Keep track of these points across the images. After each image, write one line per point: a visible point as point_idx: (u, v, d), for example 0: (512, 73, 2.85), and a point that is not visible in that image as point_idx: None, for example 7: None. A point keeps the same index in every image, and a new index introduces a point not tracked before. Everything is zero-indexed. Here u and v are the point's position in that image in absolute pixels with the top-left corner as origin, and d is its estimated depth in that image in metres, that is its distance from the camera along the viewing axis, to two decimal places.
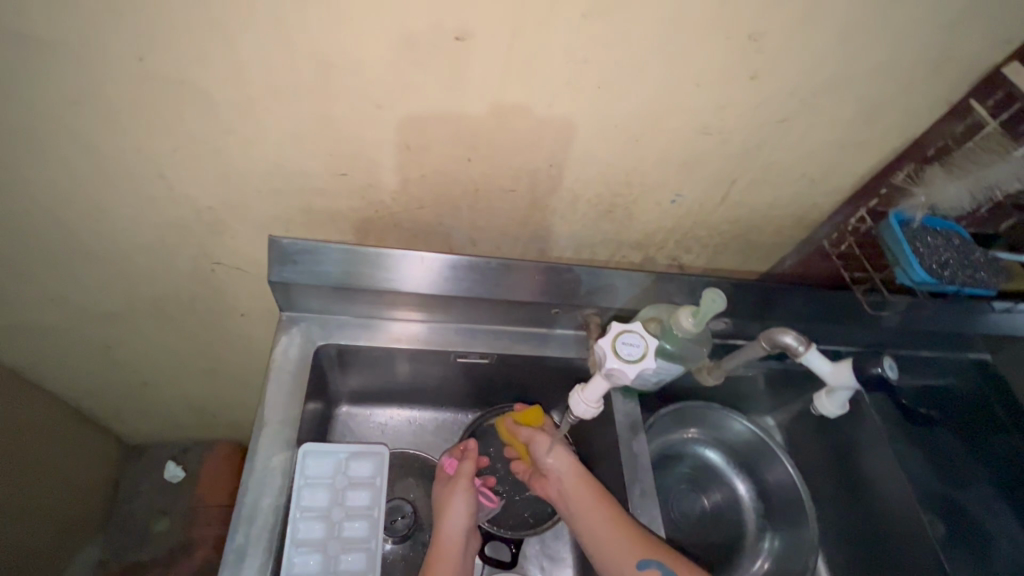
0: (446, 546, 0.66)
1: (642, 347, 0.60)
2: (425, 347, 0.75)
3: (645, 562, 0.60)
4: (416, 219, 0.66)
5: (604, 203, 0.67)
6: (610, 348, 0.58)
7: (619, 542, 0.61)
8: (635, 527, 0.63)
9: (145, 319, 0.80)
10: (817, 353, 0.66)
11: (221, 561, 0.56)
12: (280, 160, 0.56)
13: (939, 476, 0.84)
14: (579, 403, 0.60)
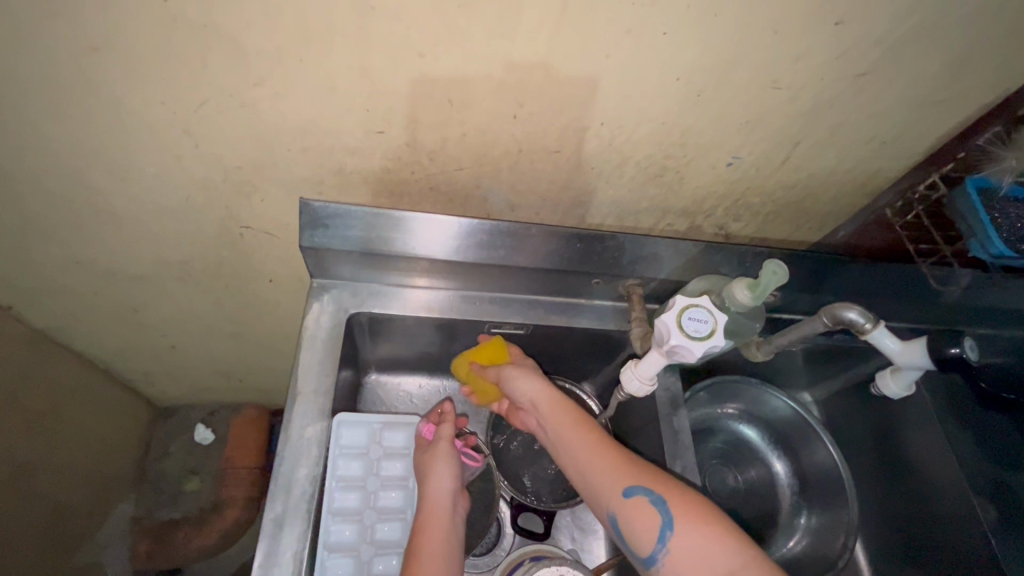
0: (432, 510, 0.62)
1: (708, 323, 0.56)
2: (459, 317, 0.73)
3: (629, 488, 0.53)
4: (453, 182, 0.62)
5: (654, 165, 0.63)
6: (674, 323, 0.55)
7: (601, 469, 0.55)
8: (619, 451, 0.56)
9: (172, 282, 0.78)
10: (885, 331, 0.61)
11: (260, 529, 0.55)
12: (312, 115, 0.52)
13: (991, 459, 0.79)
14: (633, 380, 0.60)
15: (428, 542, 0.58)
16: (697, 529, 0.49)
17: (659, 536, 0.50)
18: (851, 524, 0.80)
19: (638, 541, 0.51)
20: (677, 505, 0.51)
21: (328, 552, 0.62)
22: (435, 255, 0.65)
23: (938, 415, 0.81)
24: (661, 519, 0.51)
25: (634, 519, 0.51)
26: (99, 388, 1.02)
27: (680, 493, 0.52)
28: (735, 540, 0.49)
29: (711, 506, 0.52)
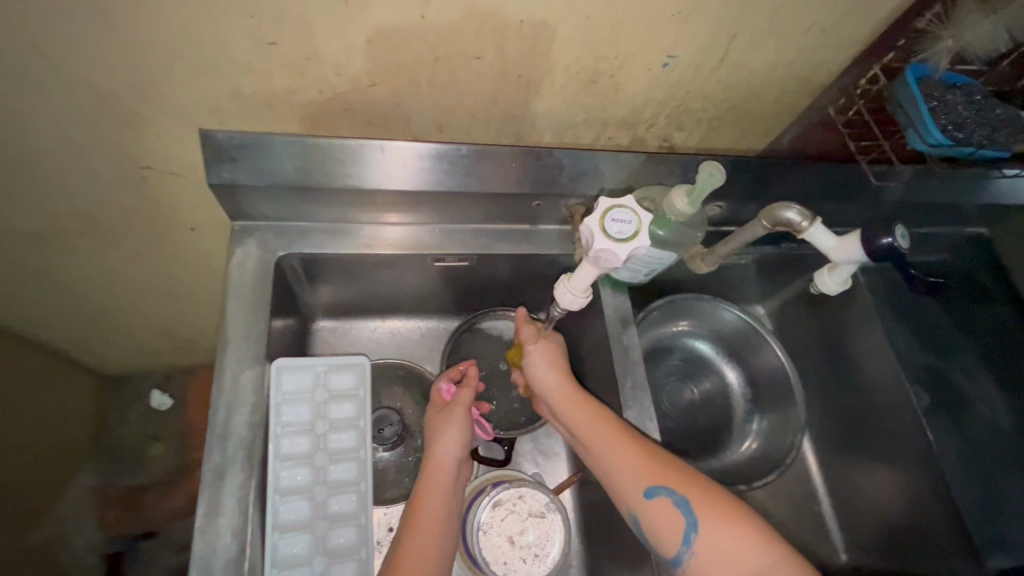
0: (432, 472, 0.61)
1: (634, 224, 0.54)
2: (411, 250, 0.70)
3: (653, 487, 0.54)
4: (369, 101, 0.57)
5: (587, 71, 0.59)
6: (598, 226, 0.53)
7: (625, 463, 0.57)
8: (649, 446, 0.58)
9: (84, 239, 0.72)
10: (823, 227, 0.61)
11: (200, 480, 0.53)
12: (191, 24, 0.46)
13: (926, 349, 0.84)
14: (567, 293, 0.58)
15: (427, 507, 0.58)
16: (722, 530, 0.51)
17: (682, 535, 0.51)
18: (800, 422, 0.83)
19: (657, 536, 0.53)
20: (703, 508, 0.52)
21: (280, 496, 0.61)
22: (373, 186, 0.62)
23: (879, 313, 0.84)
24: (686, 520, 0.52)
25: (655, 516, 0.53)
26: (38, 361, 0.96)
27: (708, 494, 0.53)
28: (757, 539, 0.50)
29: (742, 507, 0.53)
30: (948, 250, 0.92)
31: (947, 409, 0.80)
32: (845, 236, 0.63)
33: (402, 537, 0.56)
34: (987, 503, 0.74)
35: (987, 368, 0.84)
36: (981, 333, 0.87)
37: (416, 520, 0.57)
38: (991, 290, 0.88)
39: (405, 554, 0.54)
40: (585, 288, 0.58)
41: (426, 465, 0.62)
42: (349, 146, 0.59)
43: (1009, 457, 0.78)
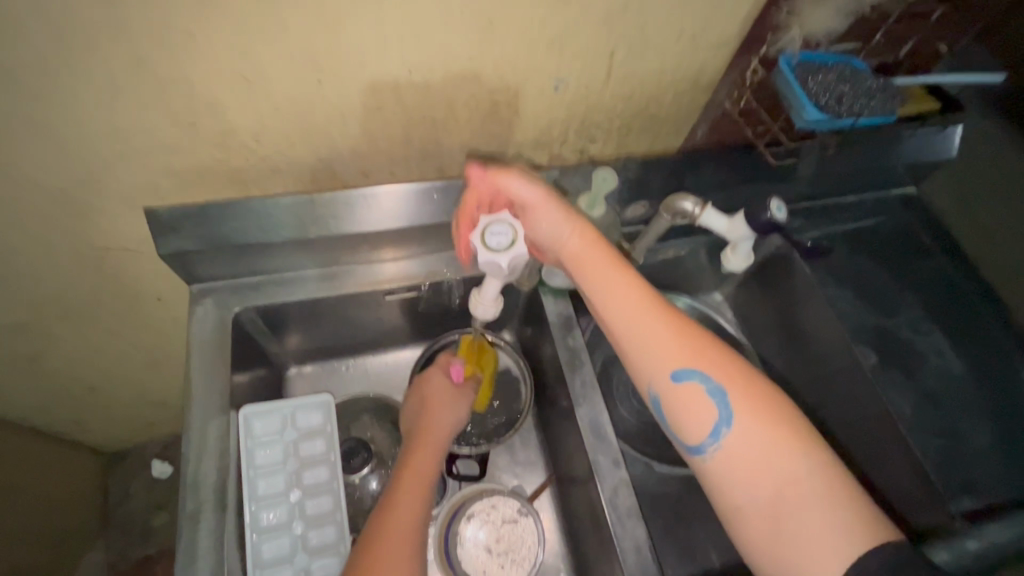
0: (425, 442, 0.69)
1: (510, 234, 0.60)
2: (417, 279, 0.77)
3: (684, 373, 0.56)
4: (292, 159, 0.63)
5: (485, 103, 0.64)
6: (478, 242, 0.60)
7: (648, 314, 0.58)
8: (685, 327, 0.58)
9: (60, 323, 0.77)
10: (712, 211, 0.69)
11: (177, 527, 0.57)
12: (118, 118, 0.53)
13: (870, 310, 0.86)
14: (479, 306, 0.66)
15: (421, 462, 0.66)
16: (758, 427, 0.53)
17: (715, 429, 0.53)
18: None
19: (687, 424, 0.55)
20: (741, 406, 0.54)
21: (260, 535, 0.65)
22: (380, 227, 0.69)
23: (819, 283, 0.87)
24: (718, 415, 0.54)
25: (685, 401, 0.55)
26: (35, 447, 1.00)
27: (738, 374, 0.56)
28: (794, 436, 0.53)
29: (771, 394, 0.56)
30: (884, 214, 0.95)
31: (897, 363, 0.82)
32: (735, 217, 0.72)
33: (399, 485, 0.64)
34: (948, 448, 0.76)
35: (935, 320, 0.86)
36: (926, 285, 0.89)
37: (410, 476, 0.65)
38: (928, 245, 0.93)
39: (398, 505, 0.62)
40: (493, 298, 0.66)
41: (422, 431, 0.70)
42: (339, 199, 0.67)
43: (963, 403, 0.80)
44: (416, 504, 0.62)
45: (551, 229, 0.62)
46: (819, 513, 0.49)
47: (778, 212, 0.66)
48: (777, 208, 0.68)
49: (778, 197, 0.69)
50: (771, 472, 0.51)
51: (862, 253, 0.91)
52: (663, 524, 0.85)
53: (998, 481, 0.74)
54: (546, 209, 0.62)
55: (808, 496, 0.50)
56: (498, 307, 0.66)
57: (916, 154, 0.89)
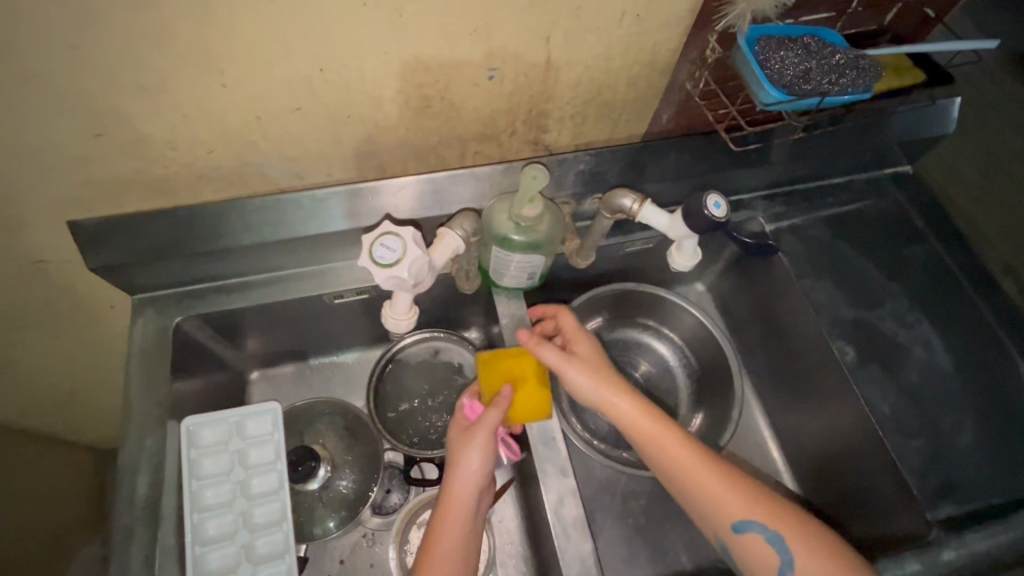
0: (451, 508, 0.62)
1: (392, 254, 0.61)
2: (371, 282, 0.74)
3: (744, 525, 0.59)
4: (215, 164, 0.61)
5: (415, 97, 0.61)
6: (364, 246, 0.62)
7: (704, 471, 0.61)
8: (737, 477, 0.62)
9: (18, 333, 0.77)
10: (651, 207, 0.71)
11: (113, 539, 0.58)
12: (20, 134, 0.51)
13: (851, 301, 0.80)
14: (389, 317, 0.71)
15: (444, 548, 0.60)
16: (824, 562, 0.56)
17: (781, 574, 0.57)
18: (736, 397, 0.81)
19: (758, 568, 0.58)
20: (803, 551, 0.57)
21: (205, 545, 0.64)
22: (318, 232, 0.67)
23: (796, 272, 0.82)
24: (781, 557, 0.58)
25: (752, 551, 0.58)
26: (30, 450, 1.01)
27: (796, 520, 0.59)
28: (854, 566, 0.56)
29: (825, 532, 0.59)
30: (873, 195, 0.88)
31: (878, 358, 0.77)
32: (676, 214, 0.71)
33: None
34: (930, 450, 0.71)
35: (923, 310, 0.80)
36: (915, 271, 0.83)
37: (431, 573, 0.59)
38: (920, 228, 0.86)
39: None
40: (403, 311, 0.70)
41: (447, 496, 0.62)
42: (268, 205, 0.65)
43: (949, 400, 0.74)
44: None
45: (588, 385, 0.64)
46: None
47: (715, 207, 0.66)
48: (715, 204, 0.67)
49: (716, 193, 0.68)
50: None
51: (848, 242, 0.85)
52: (633, 525, 0.82)
53: (981, 484, 0.69)
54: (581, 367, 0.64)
55: None
56: (408, 322, 0.70)
57: (906, 130, 0.82)
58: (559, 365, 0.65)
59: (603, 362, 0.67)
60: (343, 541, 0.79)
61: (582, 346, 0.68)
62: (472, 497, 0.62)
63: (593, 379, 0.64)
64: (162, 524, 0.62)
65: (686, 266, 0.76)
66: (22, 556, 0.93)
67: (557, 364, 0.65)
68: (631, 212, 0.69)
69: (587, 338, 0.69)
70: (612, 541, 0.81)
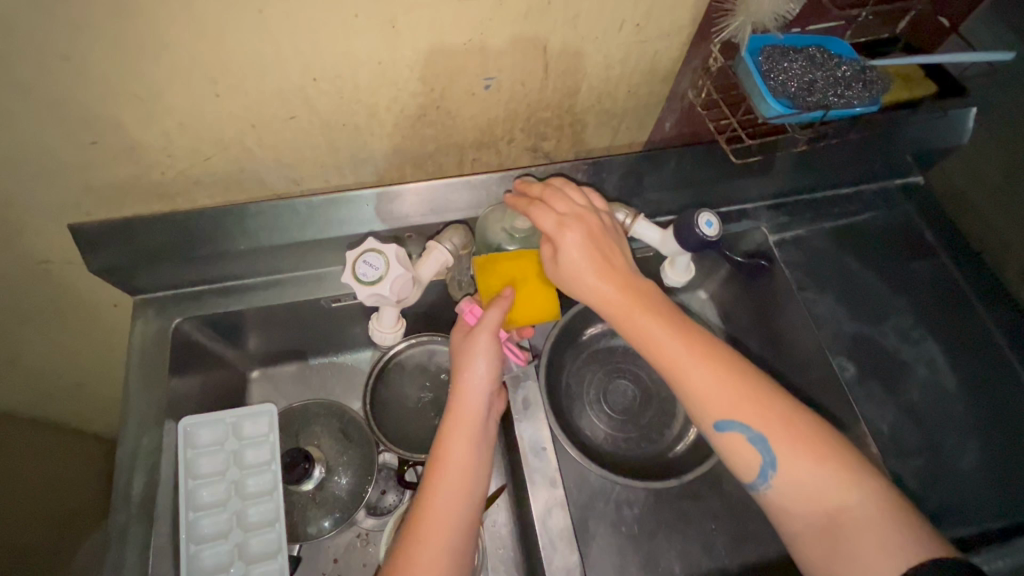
0: (461, 405, 0.64)
1: (375, 270, 0.62)
2: None
3: (728, 425, 0.57)
4: (212, 171, 0.61)
5: (410, 106, 0.61)
6: (347, 263, 0.62)
7: (693, 365, 0.58)
8: (730, 372, 0.58)
9: (27, 328, 0.79)
10: (645, 223, 0.70)
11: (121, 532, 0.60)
12: (19, 141, 0.53)
13: (853, 315, 0.79)
14: (375, 331, 0.72)
15: (454, 441, 0.63)
16: (822, 472, 0.55)
17: (762, 472, 0.56)
18: None
19: (740, 464, 0.57)
20: (801, 459, 0.55)
21: (200, 543, 0.66)
22: (313, 238, 0.67)
23: (798, 284, 0.80)
24: (765, 458, 0.56)
25: (734, 448, 0.57)
26: (42, 438, 1.04)
27: (794, 426, 0.57)
28: (853, 475, 0.54)
29: (826, 439, 0.57)
30: (881, 207, 0.86)
31: (879, 375, 0.75)
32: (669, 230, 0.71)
33: (425, 491, 0.61)
34: (928, 471, 0.69)
35: (928, 327, 0.78)
36: (922, 286, 0.81)
37: (443, 465, 0.61)
38: (929, 242, 0.84)
39: (431, 509, 0.59)
40: (389, 326, 0.71)
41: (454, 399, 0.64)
42: (263, 211, 0.65)
43: (950, 420, 0.73)
44: (451, 497, 0.60)
45: (571, 263, 0.61)
46: (878, 539, 0.51)
47: (706, 227, 0.65)
48: (708, 222, 0.67)
49: (709, 211, 0.67)
50: (825, 508, 0.53)
51: (853, 255, 0.83)
52: (626, 535, 0.81)
53: (979, 506, 0.68)
54: (573, 228, 0.61)
55: (862, 523, 0.52)
56: (393, 336, 0.71)
57: (916, 138, 0.80)
58: (551, 252, 0.62)
59: (606, 245, 0.62)
60: (336, 540, 0.80)
61: (584, 224, 0.61)
62: (480, 400, 0.65)
63: (584, 257, 0.61)
64: (157, 520, 0.64)
65: (679, 283, 0.76)
66: (29, 542, 0.96)
67: (547, 256, 0.63)
68: (624, 228, 0.69)
69: (595, 221, 0.63)
70: (604, 550, 0.80)
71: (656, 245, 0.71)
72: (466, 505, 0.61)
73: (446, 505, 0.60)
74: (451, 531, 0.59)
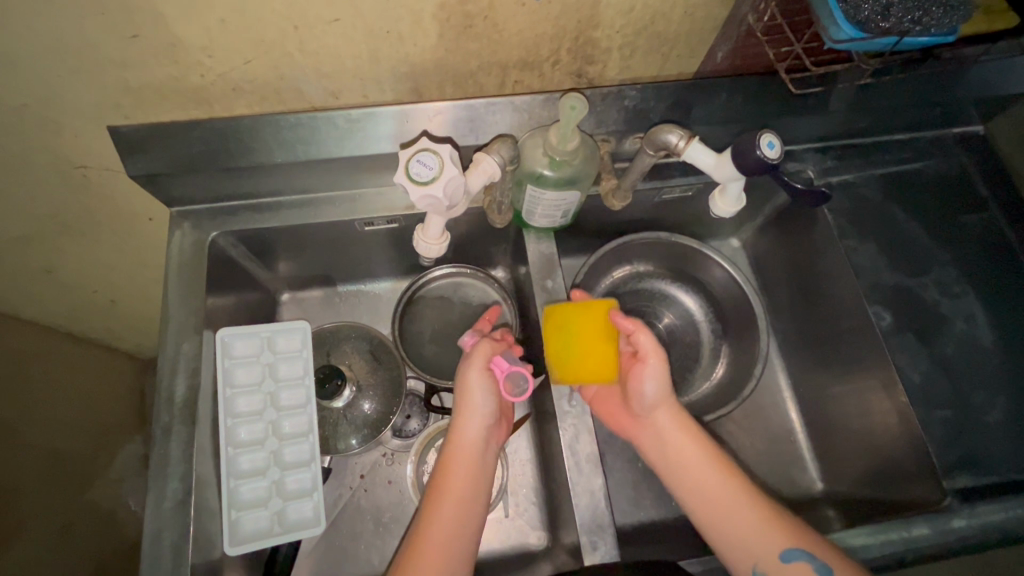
0: (461, 444, 0.66)
1: (433, 171, 0.59)
2: (401, 211, 0.74)
3: (790, 554, 0.59)
4: (251, 77, 0.60)
5: (456, 15, 0.58)
6: (402, 161, 0.59)
7: (732, 501, 0.62)
8: (767, 509, 0.62)
9: (62, 238, 0.80)
10: (698, 145, 0.67)
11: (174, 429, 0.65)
12: (56, 30, 0.51)
13: (894, 267, 0.77)
14: (420, 242, 0.69)
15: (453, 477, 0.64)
16: None
17: None
18: (761, 352, 0.80)
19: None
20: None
21: (238, 448, 0.68)
22: (351, 154, 0.66)
23: (840, 232, 0.78)
24: None
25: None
26: (78, 351, 1.08)
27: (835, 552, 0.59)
28: None
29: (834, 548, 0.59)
30: (936, 156, 0.82)
31: (915, 328, 0.74)
32: (724, 154, 0.68)
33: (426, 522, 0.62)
34: (956, 423, 0.69)
35: (971, 281, 0.76)
36: (972, 239, 0.79)
37: (443, 506, 0.63)
38: (982, 196, 0.81)
39: (430, 537, 0.60)
40: (436, 237, 0.68)
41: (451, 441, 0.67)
42: (301, 123, 0.64)
43: (982, 378, 0.72)
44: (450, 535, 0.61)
45: (657, 395, 0.67)
46: None
47: (768, 147, 0.62)
48: (769, 143, 0.63)
49: (772, 132, 0.64)
50: None
51: (902, 203, 0.80)
52: (641, 470, 0.84)
53: (1003, 459, 0.68)
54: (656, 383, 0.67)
55: None
56: (439, 248, 0.69)
57: (984, 83, 0.76)
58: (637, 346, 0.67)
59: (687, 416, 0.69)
60: (364, 458, 0.83)
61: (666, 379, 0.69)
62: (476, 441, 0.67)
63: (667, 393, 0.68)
64: (198, 423, 0.66)
65: (730, 210, 0.74)
66: (69, 448, 1.01)
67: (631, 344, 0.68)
68: (678, 149, 0.67)
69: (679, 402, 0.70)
70: (620, 482, 0.83)
71: (707, 170, 0.69)
72: (465, 538, 0.62)
73: (448, 539, 0.60)
74: (452, 561, 0.60)
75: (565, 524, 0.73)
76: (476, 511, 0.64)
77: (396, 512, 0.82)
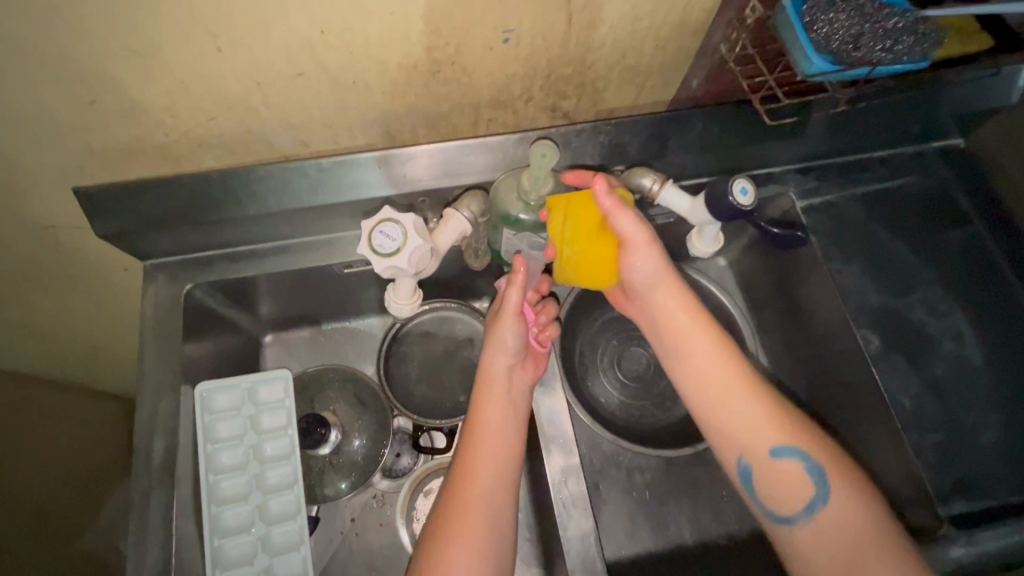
0: (488, 380, 0.68)
1: (397, 241, 0.61)
2: None
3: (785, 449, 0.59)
4: (217, 133, 0.59)
5: (423, 62, 0.57)
6: (364, 233, 0.61)
7: (723, 387, 0.61)
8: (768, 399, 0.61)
9: (37, 291, 0.79)
10: (673, 188, 0.69)
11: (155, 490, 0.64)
12: (13, 98, 0.50)
13: (880, 286, 0.76)
14: (391, 302, 0.71)
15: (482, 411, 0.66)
16: (847, 506, 0.57)
17: (809, 503, 0.58)
18: None
19: (778, 494, 0.59)
20: (838, 487, 0.58)
21: (222, 504, 0.67)
22: (325, 202, 0.65)
23: (824, 252, 0.77)
24: (816, 492, 0.58)
25: (786, 477, 0.59)
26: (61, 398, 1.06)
27: (827, 453, 0.60)
28: (896, 539, 0.56)
29: (827, 446, 0.61)
30: (918, 170, 0.82)
31: (903, 349, 0.73)
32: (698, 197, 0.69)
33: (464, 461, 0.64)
34: (948, 445, 0.68)
35: (958, 299, 0.76)
36: (957, 255, 0.78)
37: (477, 443, 0.65)
38: (965, 208, 0.80)
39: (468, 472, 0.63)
40: (407, 297, 0.71)
41: (471, 426, 0.66)
42: (272, 174, 0.63)
43: (973, 395, 0.71)
44: (486, 464, 0.63)
45: (652, 273, 0.63)
46: None
47: (741, 194, 0.63)
48: (742, 190, 0.65)
49: (745, 178, 0.65)
50: (859, 549, 0.55)
51: (885, 220, 0.80)
52: (637, 500, 0.82)
53: (997, 481, 0.67)
54: (649, 249, 0.61)
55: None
56: (410, 308, 0.71)
57: (963, 100, 0.75)
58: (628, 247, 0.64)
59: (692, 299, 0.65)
60: (353, 502, 0.82)
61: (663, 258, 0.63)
62: (500, 423, 0.66)
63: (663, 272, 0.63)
64: (179, 483, 0.65)
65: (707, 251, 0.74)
66: (56, 497, 0.99)
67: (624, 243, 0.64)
68: (652, 192, 0.68)
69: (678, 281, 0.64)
70: (615, 514, 0.81)
71: (681, 212, 0.70)
72: (499, 476, 0.63)
73: (483, 476, 0.63)
74: (488, 495, 0.62)
75: (558, 563, 0.72)
76: (505, 489, 0.63)
77: (388, 557, 0.80)
